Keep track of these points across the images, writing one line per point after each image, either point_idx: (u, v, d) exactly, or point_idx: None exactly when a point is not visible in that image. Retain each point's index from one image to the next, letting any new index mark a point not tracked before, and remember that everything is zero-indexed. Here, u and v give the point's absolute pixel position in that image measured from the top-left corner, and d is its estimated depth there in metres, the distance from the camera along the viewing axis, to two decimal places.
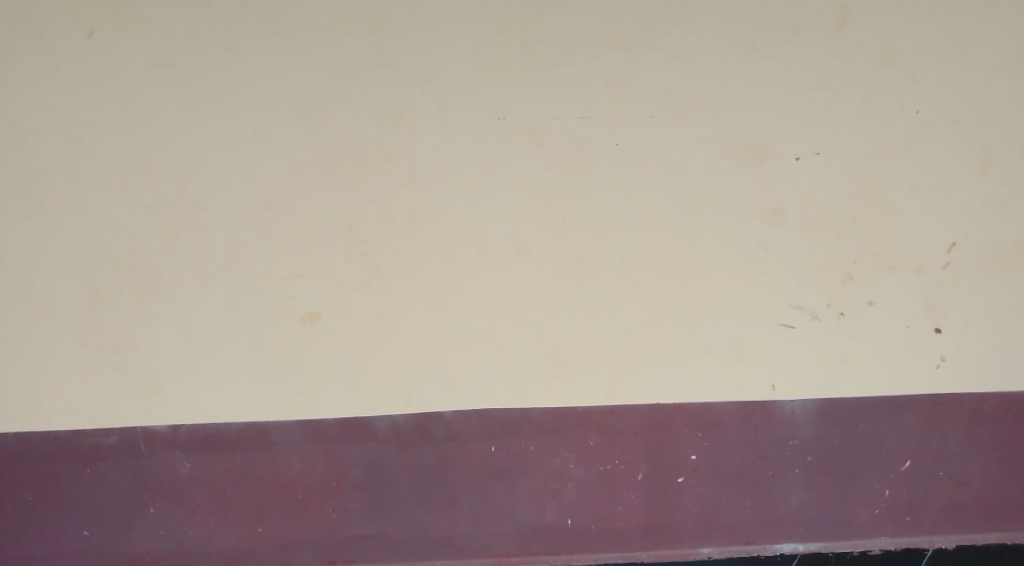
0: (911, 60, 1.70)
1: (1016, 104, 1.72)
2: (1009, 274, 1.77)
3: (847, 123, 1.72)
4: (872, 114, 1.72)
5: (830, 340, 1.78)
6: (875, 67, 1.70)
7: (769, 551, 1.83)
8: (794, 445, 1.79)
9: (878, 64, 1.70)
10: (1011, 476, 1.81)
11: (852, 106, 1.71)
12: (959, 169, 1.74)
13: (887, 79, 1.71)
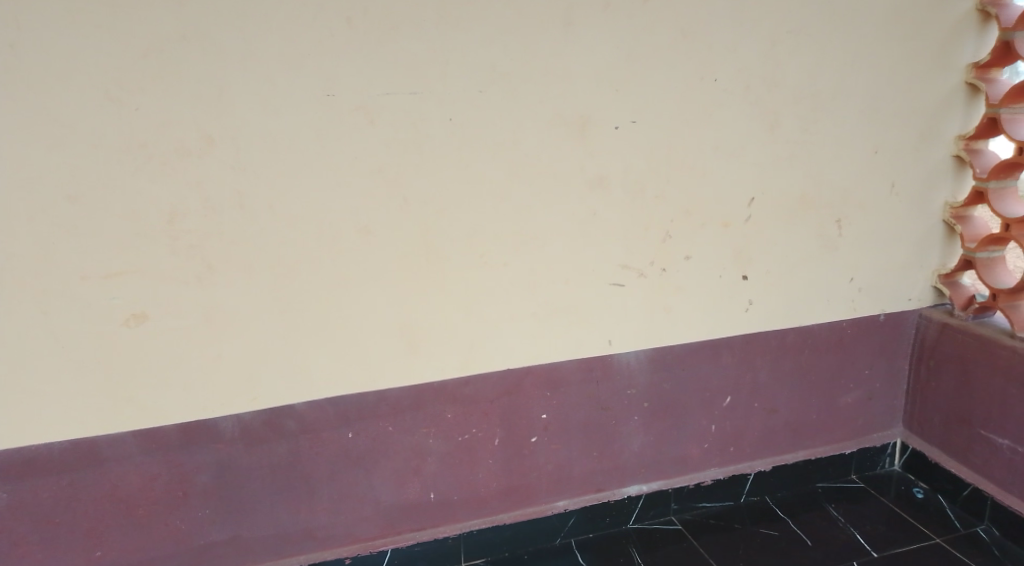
0: (710, 31, 1.84)
1: (797, 69, 1.92)
2: (797, 221, 2.02)
3: (658, 91, 1.84)
4: (678, 83, 1.85)
5: (655, 294, 1.96)
6: (679, 37, 1.82)
7: (618, 495, 2.08)
8: (632, 393, 2.01)
9: (683, 34, 1.82)
10: (811, 400, 2.16)
11: (661, 76, 1.83)
12: (753, 131, 1.93)
13: (690, 49, 1.84)
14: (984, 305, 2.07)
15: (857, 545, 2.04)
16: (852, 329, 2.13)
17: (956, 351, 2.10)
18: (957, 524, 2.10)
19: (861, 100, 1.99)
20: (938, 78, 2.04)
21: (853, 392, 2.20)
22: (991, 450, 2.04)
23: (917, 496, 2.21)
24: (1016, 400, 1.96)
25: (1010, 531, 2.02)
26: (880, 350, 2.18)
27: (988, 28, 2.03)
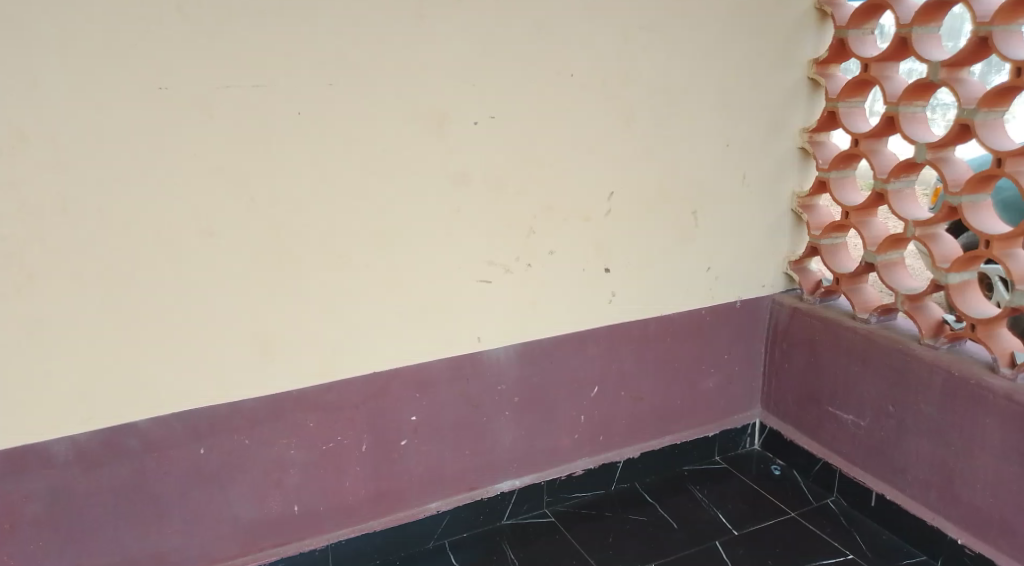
0: (565, 25, 1.83)
1: (649, 63, 1.95)
2: (655, 213, 2.06)
3: (515, 85, 1.82)
4: (537, 77, 1.84)
5: (521, 289, 1.96)
6: (533, 31, 1.81)
7: (491, 492, 2.09)
8: (502, 389, 2.02)
9: (536, 28, 1.81)
10: (673, 386, 2.24)
11: (518, 71, 1.82)
12: (609, 125, 1.95)
13: (544, 43, 1.83)
14: (829, 289, 2.21)
15: (719, 524, 2.11)
16: (710, 316, 2.22)
17: (805, 333, 2.23)
18: (809, 497, 2.22)
19: (712, 94, 2.05)
20: (782, 74, 2.13)
21: (713, 375, 2.30)
22: (837, 425, 2.18)
23: (774, 473, 2.33)
24: (857, 378, 2.10)
25: (855, 499, 2.15)
26: (737, 335, 2.29)
27: (825, 26, 2.14)
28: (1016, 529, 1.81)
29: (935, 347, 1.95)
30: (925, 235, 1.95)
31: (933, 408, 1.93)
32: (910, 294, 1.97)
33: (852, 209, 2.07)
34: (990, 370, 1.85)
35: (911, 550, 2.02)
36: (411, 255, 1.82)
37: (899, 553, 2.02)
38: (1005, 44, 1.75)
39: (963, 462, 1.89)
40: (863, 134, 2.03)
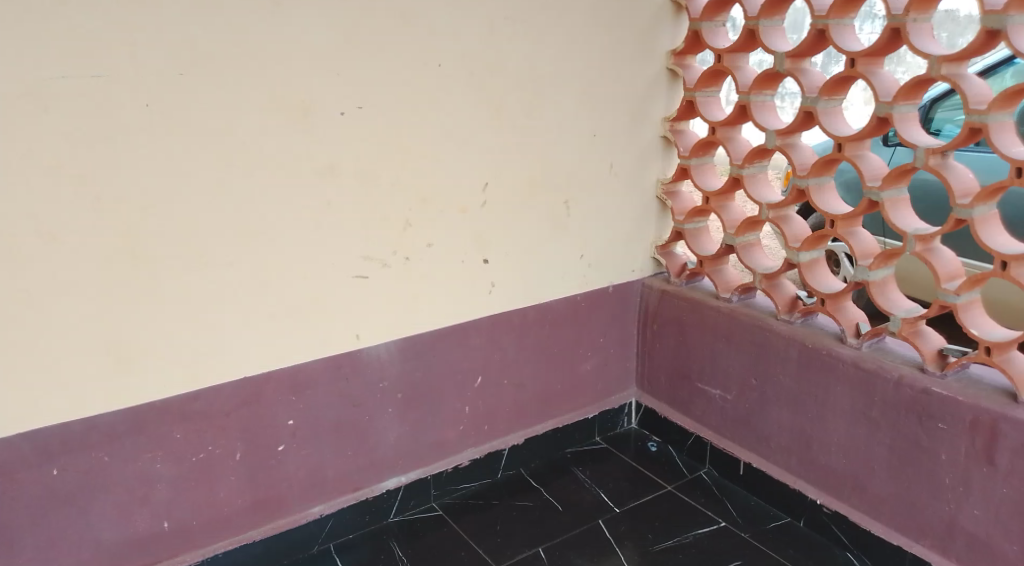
0: (428, 15, 1.87)
1: (512, 53, 2.02)
2: (523, 202, 2.14)
3: (380, 76, 1.84)
4: (399, 68, 1.87)
5: (399, 283, 2.00)
6: (397, 19, 1.83)
7: (376, 491, 2.11)
8: (385, 385, 2.05)
9: (400, 17, 1.84)
10: (552, 372, 2.34)
11: (381, 64, 1.84)
12: (476, 116, 2.00)
13: (409, 32, 1.86)
14: (694, 270, 2.39)
15: (602, 502, 2.25)
16: (584, 301, 2.35)
17: (673, 315, 2.41)
18: (684, 469, 2.42)
19: (572, 86, 2.14)
20: (637, 64, 2.25)
21: (590, 359, 2.43)
22: (706, 400, 2.38)
23: (652, 449, 2.51)
24: (722, 356, 2.30)
25: (724, 469, 2.37)
26: (612, 318, 2.43)
27: (679, 18, 2.29)
28: (866, 486, 2.06)
29: (789, 321, 2.16)
30: (777, 217, 2.13)
31: (790, 380, 2.15)
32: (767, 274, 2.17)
33: (711, 195, 2.23)
34: (839, 341, 2.07)
35: (778, 513, 2.25)
36: (280, 251, 1.82)
37: (765, 516, 2.24)
38: (840, 36, 1.95)
39: (818, 428, 2.12)
40: (719, 122, 2.20)
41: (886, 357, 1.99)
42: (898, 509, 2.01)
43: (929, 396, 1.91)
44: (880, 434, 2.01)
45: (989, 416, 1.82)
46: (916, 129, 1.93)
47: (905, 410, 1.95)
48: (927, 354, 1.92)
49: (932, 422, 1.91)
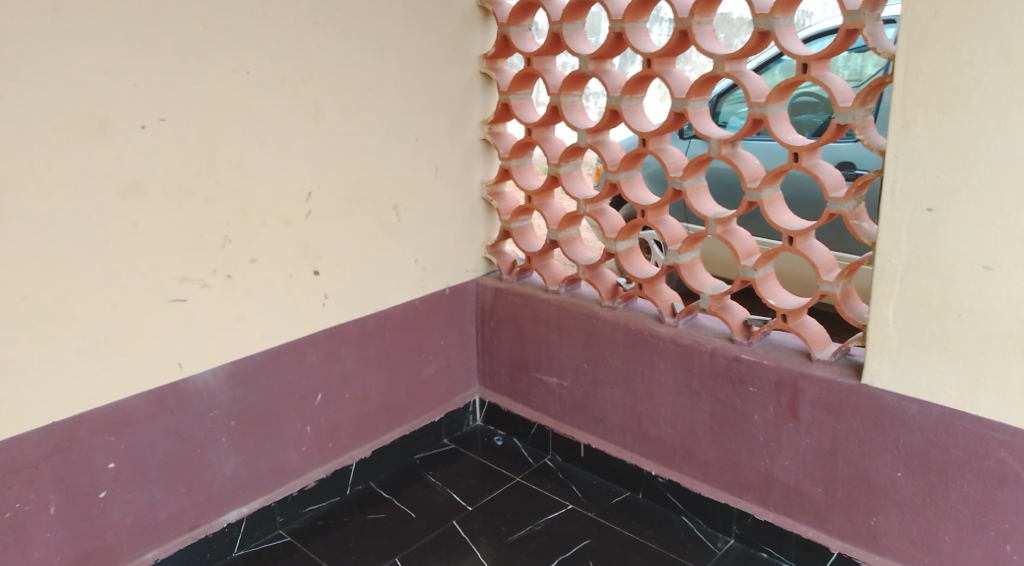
0: (229, 19, 2.05)
1: (309, 61, 2.24)
2: (323, 211, 2.35)
3: (180, 84, 1.99)
4: (200, 83, 2.02)
5: (223, 302, 2.18)
6: (193, 26, 1.99)
7: (214, 526, 2.29)
8: (215, 414, 2.23)
9: (196, 25, 1.99)
10: (377, 383, 2.65)
11: (183, 78, 1.99)
12: (270, 130, 2.19)
13: (210, 37, 2.02)
14: (523, 267, 2.89)
15: (455, 502, 2.65)
16: (423, 305, 2.75)
17: (509, 312, 2.91)
18: (530, 458, 2.94)
19: (377, 98, 2.44)
20: (431, 76, 2.59)
21: (433, 362, 2.87)
22: (545, 388, 2.91)
23: (499, 443, 3.03)
24: (563, 349, 2.81)
25: (567, 455, 2.90)
26: (450, 321, 2.89)
27: (488, 22, 2.74)
28: (693, 451, 2.57)
29: (613, 306, 2.67)
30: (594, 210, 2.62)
31: (621, 362, 2.66)
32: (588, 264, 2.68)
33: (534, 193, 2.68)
34: (658, 321, 2.59)
35: (618, 488, 2.77)
36: (76, 279, 1.89)
37: (609, 493, 2.75)
38: (635, 38, 2.41)
39: (648, 406, 2.63)
40: (534, 124, 2.66)
41: (699, 332, 2.50)
42: (720, 469, 2.52)
43: (739, 361, 2.39)
44: (699, 403, 2.51)
45: (791, 375, 2.29)
46: (705, 121, 2.41)
47: (718, 376, 2.45)
48: (733, 326, 2.42)
49: (743, 387, 2.40)
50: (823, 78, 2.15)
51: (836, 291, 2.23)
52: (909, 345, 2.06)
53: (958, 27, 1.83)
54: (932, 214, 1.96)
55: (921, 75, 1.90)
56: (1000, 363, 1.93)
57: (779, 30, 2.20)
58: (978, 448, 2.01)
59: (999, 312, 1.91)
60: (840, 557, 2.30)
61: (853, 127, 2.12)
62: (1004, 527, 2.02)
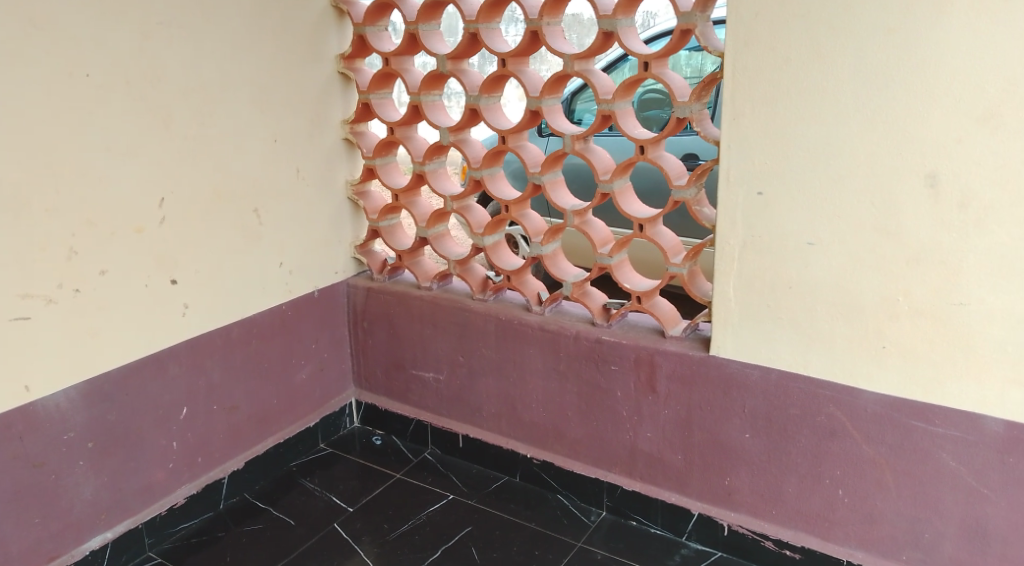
0: (63, 21, 2.00)
1: (153, 63, 2.20)
2: (177, 219, 2.33)
3: (12, 90, 1.92)
4: (34, 89, 1.96)
5: (72, 315, 2.12)
6: (23, 28, 1.93)
7: (76, 555, 2.23)
8: (70, 437, 2.17)
9: (26, 27, 1.93)
10: (244, 393, 2.64)
11: (15, 83, 1.93)
12: (114, 135, 2.14)
13: (43, 39, 1.97)
14: (394, 265, 2.95)
15: (335, 505, 2.68)
16: (291, 309, 2.75)
17: (381, 310, 2.96)
18: (409, 454, 3.01)
19: (232, 100, 2.43)
20: (286, 77, 2.60)
21: (305, 367, 2.88)
22: (421, 384, 2.98)
23: (378, 442, 3.07)
24: (435, 344, 2.89)
25: (446, 447, 2.99)
26: (321, 324, 2.91)
27: (344, 22, 2.77)
28: (565, 431, 2.73)
29: (485, 299, 2.79)
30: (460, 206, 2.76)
31: (492, 351, 2.78)
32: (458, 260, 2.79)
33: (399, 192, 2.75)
34: (526, 310, 2.72)
35: (496, 474, 2.90)
36: None
37: (488, 480, 2.87)
38: (489, 38, 2.52)
39: (521, 391, 2.77)
40: (396, 123, 2.72)
41: (565, 318, 2.66)
42: (590, 445, 2.69)
43: (600, 343, 2.56)
44: (568, 385, 2.67)
45: (648, 351, 2.47)
46: (559, 118, 2.56)
47: (583, 358, 2.61)
48: (595, 309, 2.58)
49: (606, 365, 2.57)
50: (663, 75, 2.32)
51: (683, 272, 2.42)
52: (749, 316, 2.27)
53: (775, 27, 2.02)
54: (762, 197, 2.15)
55: (746, 71, 2.09)
56: (825, 328, 2.15)
57: (621, 31, 2.35)
58: (812, 405, 2.23)
59: (821, 282, 2.13)
60: (700, 517, 2.51)
61: (691, 120, 2.30)
62: (837, 474, 2.26)
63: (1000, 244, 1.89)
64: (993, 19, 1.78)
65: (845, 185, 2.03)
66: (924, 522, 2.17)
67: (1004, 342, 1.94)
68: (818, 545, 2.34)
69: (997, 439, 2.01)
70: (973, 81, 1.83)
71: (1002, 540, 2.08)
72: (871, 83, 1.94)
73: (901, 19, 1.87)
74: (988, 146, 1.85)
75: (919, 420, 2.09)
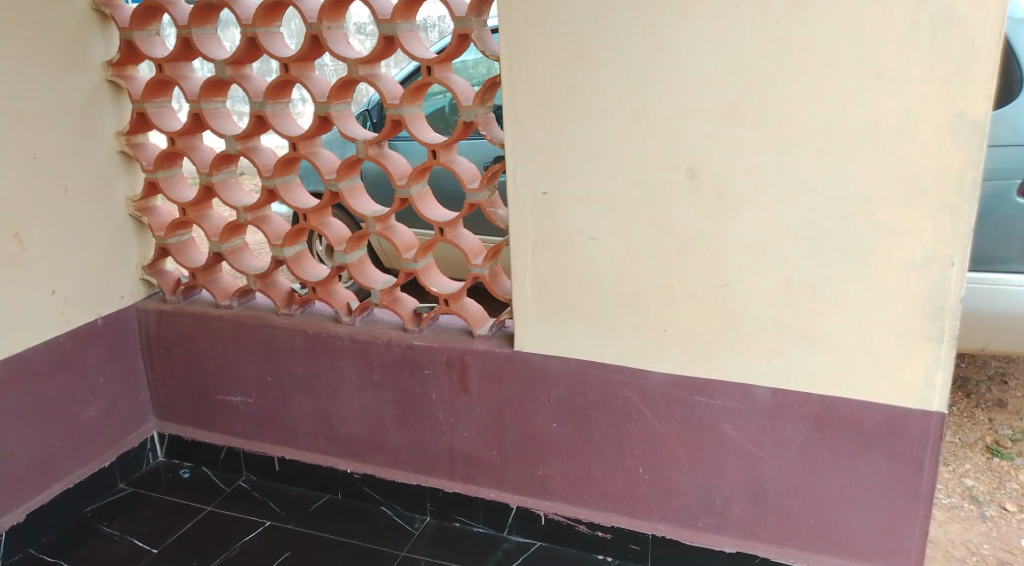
0: None
1: None
2: None
3: None
4: None
5: None
6: None
7: None
8: None
9: None
10: (17, 439, 2.51)
11: None
12: None
13: None
14: (188, 285, 2.83)
15: (137, 548, 2.57)
16: (71, 342, 2.62)
17: (179, 332, 2.83)
18: (222, 484, 2.89)
19: None
20: (42, 91, 2.46)
21: (94, 405, 2.74)
22: (229, 408, 2.87)
23: (186, 475, 2.94)
24: (242, 366, 2.81)
25: (260, 472, 2.90)
26: (108, 354, 2.77)
27: (109, 28, 2.63)
28: (382, 441, 2.73)
29: (290, 313, 2.74)
30: (255, 217, 2.69)
31: (303, 367, 2.74)
32: (259, 273, 2.73)
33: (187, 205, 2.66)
34: (335, 321, 2.71)
35: (317, 493, 2.85)
36: None
37: (307, 501, 2.82)
38: (269, 42, 2.48)
39: (335, 405, 2.74)
40: (176, 134, 2.61)
41: (376, 326, 2.66)
42: (409, 452, 2.71)
43: (412, 348, 2.58)
44: (383, 394, 2.67)
45: (457, 352, 2.53)
46: (350, 123, 2.54)
47: (395, 364, 2.62)
48: (405, 315, 2.61)
49: (419, 370, 2.60)
50: (447, 78, 2.39)
51: (485, 272, 2.48)
52: (547, 311, 2.41)
53: (544, 31, 2.19)
54: (547, 196, 2.32)
55: (523, 74, 2.25)
56: (613, 316, 2.35)
57: (402, 36, 2.38)
58: (610, 390, 2.41)
59: (607, 272, 2.32)
60: (519, 510, 2.62)
61: (477, 123, 2.40)
62: (636, 453, 2.44)
63: (751, 228, 2.14)
64: (731, 23, 2.01)
65: (617, 181, 2.23)
66: (715, 489, 2.40)
67: (764, 317, 2.20)
68: (627, 522, 2.53)
69: (766, 406, 2.27)
70: (719, 79, 2.06)
71: (778, 497, 2.34)
72: (633, 83, 2.14)
73: (656, 23, 2.08)
74: (735, 137, 2.09)
75: (701, 395, 2.32)
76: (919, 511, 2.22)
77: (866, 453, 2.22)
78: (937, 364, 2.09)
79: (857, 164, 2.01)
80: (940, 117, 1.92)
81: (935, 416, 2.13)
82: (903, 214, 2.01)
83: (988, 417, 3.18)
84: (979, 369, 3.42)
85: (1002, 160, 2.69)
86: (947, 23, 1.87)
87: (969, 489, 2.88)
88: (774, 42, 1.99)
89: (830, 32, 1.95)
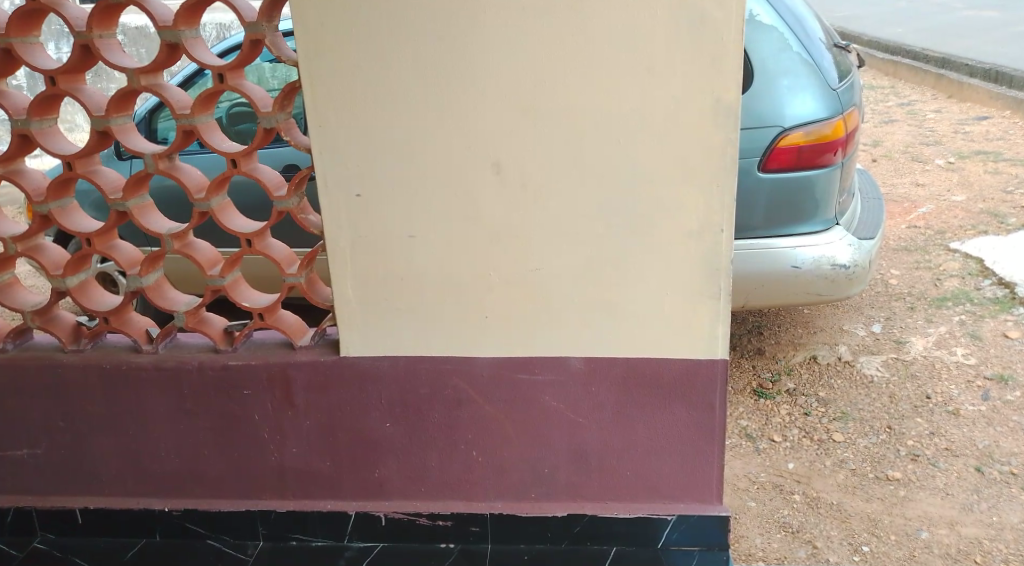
0: None
1: None
2: None
3: None
4: None
5: None
6: None
7: None
8: None
9: None
10: None
11: None
12: None
13: None
14: None
15: None
16: None
17: None
18: (13, 550, 2.67)
19: None
20: None
21: None
22: (15, 463, 2.64)
23: None
24: (25, 417, 2.58)
25: (59, 530, 2.69)
26: None
27: None
28: (201, 471, 2.60)
29: (80, 348, 2.53)
30: (26, 248, 2.45)
31: (102, 406, 2.54)
32: (37, 309, 2.50)
33: None
34: (135, 351, 2.52)
35: (131, 540, 2.68)
36: None
37: (121, 550, 2.65)
38: (29, 54, 2.29)
39: (144, 441, 2.58)
40: None
41: (183, 351, 2.51)
42: (234, 478, 2.61)
43: (228, 368, 2.47)
44: (199, 421, 2.54)
45: (279, 367, 2.46)
46: (134, 137, 2.37)
47: (209, 388, 2.49)
48: (216, 336, 2.50)
49: (238, 391, 2.50)
50: (240, 85, 2.31)
51: (301, 281, 2.44)
52: (370, 312, 2.43)
53: (341, 36, 2.20)
54: (360, 199, 2.34)
55: (323, 78, 2.24)
56: (434, 309, 2.42)
57: (186, 42, 2.26)
58: (439, 380, 2.47)
59: (426, 268, 2.38)
60: (358, 515, 2.61)
61: (279, 130, 2.33)
62: (468, 438, 2.53)
63: (554, 215, 2.31)
64: (518, 25, 2.15)
65: (427, 178, 2.30)
66: (542, 460, 2.55)
67: (571, 294, 2.39)
68: (465, 507, 2.61)
69: (580, 374, 2.46)
70: (511, 78, 2.20)
71: (598, 457, 2.54)
72: (430, 85, 2.22)
73: (447, 25, 2.16)
74: (531, 132, 2.24)
75: (523, 373, 2.46)
76: (715, 448, 2.52)
77: (670, 405, 2.48)
78: (717, 318, 2.39)
79: (639, 150, 2.24)
80: (702, 104, 2.20)
81: (720, 362, 2.43)
82: (680, 190, 2.28)
83: (751, 364, 3.67)
84: (739, 325, 3.91)
85: (745, 143, 3.08)
86: (700, 22, 2.13)
87: (743, 428, 3.30)
88: (558, 42, 2.16)
89: (607, 32, 2.15)
